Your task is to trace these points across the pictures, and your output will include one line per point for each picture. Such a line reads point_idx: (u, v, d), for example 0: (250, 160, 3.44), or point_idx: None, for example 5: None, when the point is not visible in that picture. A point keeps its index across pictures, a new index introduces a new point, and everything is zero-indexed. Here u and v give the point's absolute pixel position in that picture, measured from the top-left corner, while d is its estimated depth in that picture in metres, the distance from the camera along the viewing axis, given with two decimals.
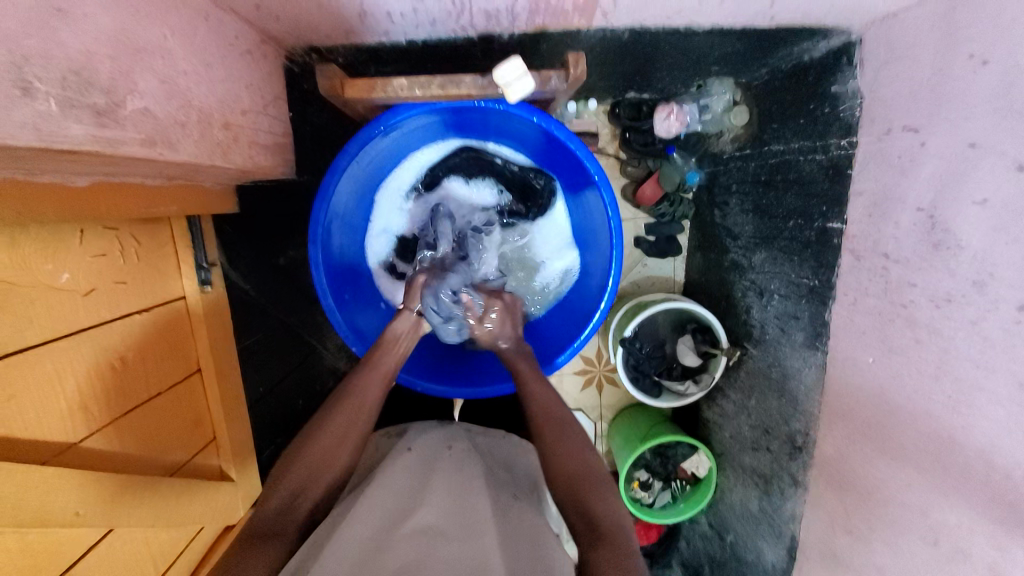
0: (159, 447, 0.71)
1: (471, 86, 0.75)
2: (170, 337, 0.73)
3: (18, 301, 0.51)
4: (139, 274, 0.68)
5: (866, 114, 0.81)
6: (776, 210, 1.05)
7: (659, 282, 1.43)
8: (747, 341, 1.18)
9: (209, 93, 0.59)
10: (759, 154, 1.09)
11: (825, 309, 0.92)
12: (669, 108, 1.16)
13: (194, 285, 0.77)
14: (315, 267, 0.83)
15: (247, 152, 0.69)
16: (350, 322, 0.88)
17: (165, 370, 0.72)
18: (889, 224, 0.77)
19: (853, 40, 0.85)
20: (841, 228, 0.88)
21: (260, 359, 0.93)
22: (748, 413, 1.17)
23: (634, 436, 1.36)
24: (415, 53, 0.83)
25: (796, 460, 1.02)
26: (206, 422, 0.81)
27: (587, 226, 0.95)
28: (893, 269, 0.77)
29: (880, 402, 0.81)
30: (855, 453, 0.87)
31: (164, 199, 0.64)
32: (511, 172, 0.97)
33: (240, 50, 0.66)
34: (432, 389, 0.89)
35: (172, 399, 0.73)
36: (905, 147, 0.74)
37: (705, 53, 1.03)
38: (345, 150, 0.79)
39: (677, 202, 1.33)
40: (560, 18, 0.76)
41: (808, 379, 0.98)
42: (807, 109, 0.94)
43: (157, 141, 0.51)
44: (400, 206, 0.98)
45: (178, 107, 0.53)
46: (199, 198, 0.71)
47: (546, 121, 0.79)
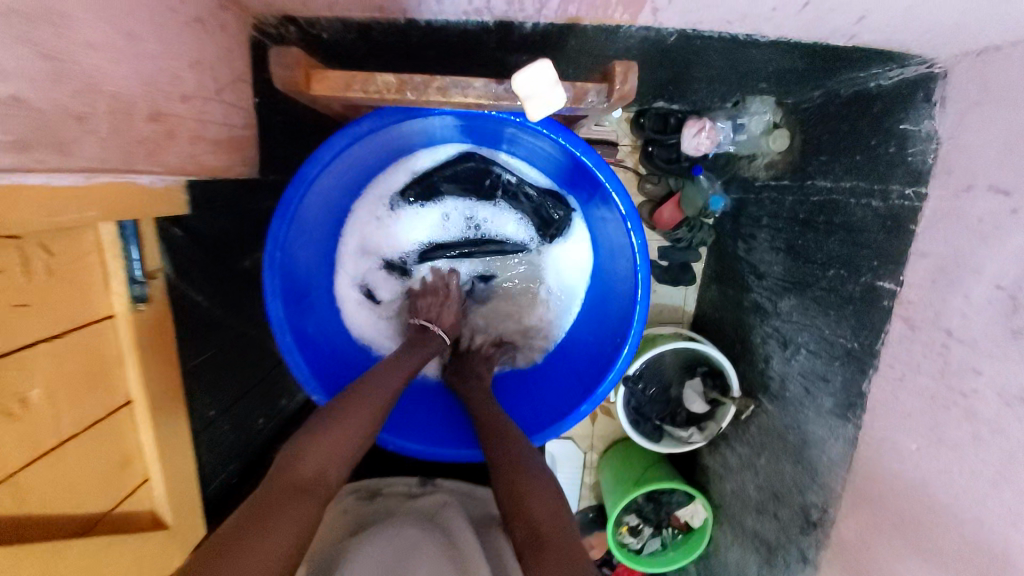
0: (67, 501, 0.58)
1: (481, 92, 0.61)
2: (92, 367, 0.60)
3: None
4: (52, 293, 0.53)
5: (943, 163, 0.69)
6: (814, 255, 0.93)
7: (667, 312, 1.32)
8: (763, 394, 1.07)
9: (121, 76, 0.49)
10: (800, 188, 0.97)
11: (862, 378, 0.82)
12: (700, 123, 1.03)
13: (127, 302, 0.62)
14: (270, 290, 0.71)
15: (185, 149, 0.61)
16: (312, 359, 0.77)
17: (84, 408, 0.59)
18: (957, 296, 0.66)
19: (935, 73, 0.71)
20: (894, 289, 0.76)
21: (212, 381, 0.79)
22: (755, 471, 1.07)
23: (625, 480, 1.26)
24: (416, 38, 0.68)
25: (808, 535, 0.92)
26: (136, 463, 0.68)
27: (607, 269, 0.83)
28: (956, 349, 0.66)
29: (922, 496, 0.71)
30: (881, 545, 0.77)
31: (84, 203, 0.50)
32: (525, 193, 0.85)
33: (179, 20, 0.56)
34: (404, 449, 0.79)
35: (90, 441, 0.61)
36: (988, 210, 0.62)
37: (757, 69, 0.90)
38: (315, 157, 0.68)
39: (696, 228, 1.20)
40: (600, 11, 0.63)
41: (832, 451, 0.87)
42: (866, 146, 0.82)
43: (32, 145, 0.42)
44: (390, 223, 0.86)
45: (69, 92, 0.44)
46: (138, 198, 0.57)
47: (573, 141, 0.67)
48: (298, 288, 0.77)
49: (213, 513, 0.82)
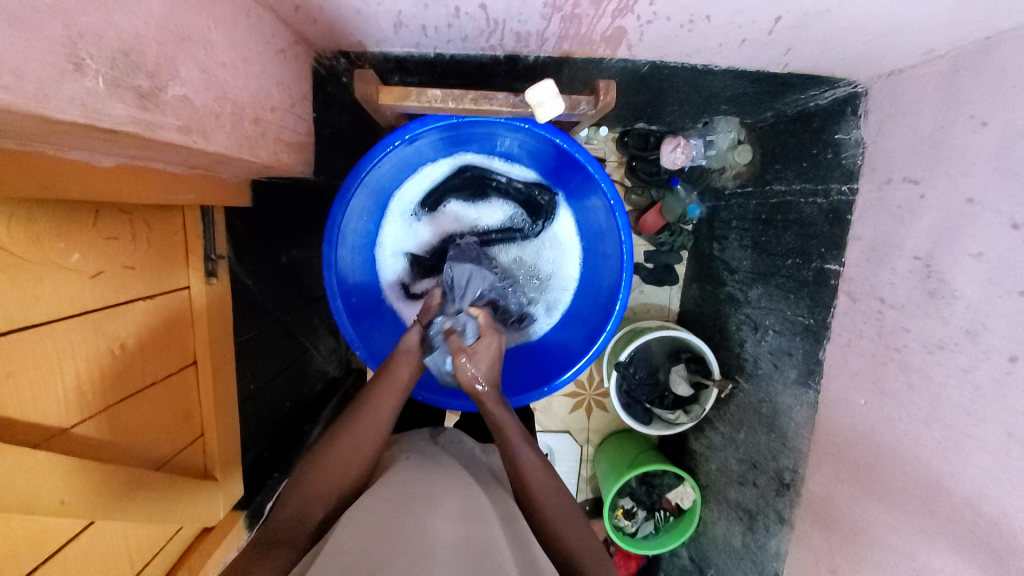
0: (147, 439, 0.69)
1: (503, 102, 0.78)
2: (169, 326, 0.71)
3: (27, 279, 0.50)
4: (148, 261, 0.66)
5: (868, 163, 0.85)
6: (775, 248, 1.08)
7: (654, 310, 1.45)
8: (739, 374, 1.19)
9: (244, 86, 0.60)
10: (761, 192, 1.13)
11: (819, 348, 0.95)
12: (676, 140, 1.20)
13: (200, 276, 0.75)
14: (328, 266, 0.82)
15: (272, 148, 0.69)
16: (357, 328, 0.88)
17: (161, 360, 0.70)
18: (886, 269, 0.80)
19: (859, 92, 0.89)
20: (839, 270, 0.91)
21: (257, 357, 0.91)
22: (736, 446, 1.18)
23: (621, 463, 1.35)
24: (441, 66, 0.84)
25: (783, 497, 1.03)
26: (196, 419, 0.78)
27: (594, 236, 0.97)
28: (888, 313, 0.80)
29: (869, 442, 0.83)
30: (841, 492, 0.88)
31: (184, 187, 0.64)
32: (515, 188, 0.99)
33: (275, 48, 0.67)
34: (431, 400, 0.90)
35: (164, 391, 0.71)
36: (904, 198, 0.78)
37: (717, 93, 1.07)
38: (370, 155, 0.80)
39: (678, 233, 1.36)
40: (586, 47, 0.79)
41: (798, 416, 1.00)
42: (810, 153, 0.98)
43: (193, 129, 0.51)
44: (407, 221, 0.99)
45: (214, 97, 0.54)
46: (216, 188, 0.71)
47: (569, 142, 0.82)
48: (344, 275, 0.88)
49: (252, 480, 0.91)
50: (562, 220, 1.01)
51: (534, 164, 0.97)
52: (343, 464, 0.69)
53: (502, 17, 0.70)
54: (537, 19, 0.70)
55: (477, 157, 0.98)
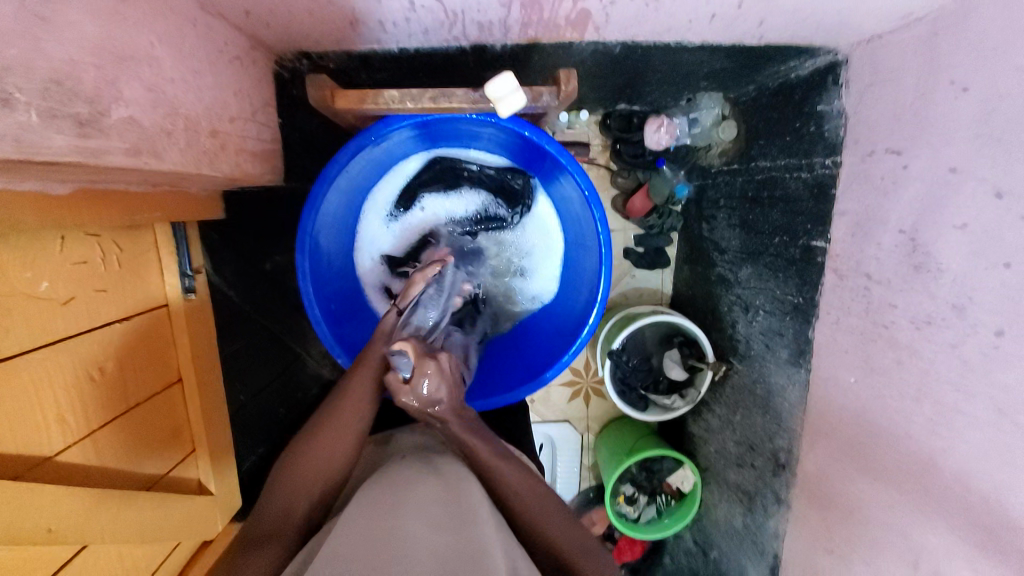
0: (136, 460, 0.69)
1: (462, 99, 0.75)
2: (152, 346, 0.72)
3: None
4: (121, 282, 0.66)
5: (851, 136, 0.83)
6: (763, 226, 1.06)
7: (646, 294, 1.44)
8: (734, 356, 1.19)
9: (198, 100, 0.59)
10: (746, 170, 1.11)
11: (808, 327, 0.94)
12: (659, 120, 1.18)
13: (177, 292, 0.75)
14: (302, 275, 0.82)
15: (234, 160, 0.69)
16: (338, 334, 0.88)
17: (145, 380, 0.71)
18: (871, 245, 0.79)
19: (840, 60, 0.86)
20: (826, 246, 0.89)
21: (245, 367, 0.91)
22: (733, 428, 1.19)
23: (621, 449, 1.36)
24: (407, 61, 0.82)
25: (780, 478, 1.03)
26: (185, 434, 0.79)
27: (571, 220, 0.96)
28: (875, 289, 0.79)
29: (861, 421, 0.83)
30: (836, 471, 0.88)
31: (148, 205, 0.63)
32: (488, 176, 0.98)
33: (229, 57, 0.66)
34: (419, 404, 0.90)
35: (151, 410, 0.72)
36: (887, 169, 0.76)
37: (694, 70, 1.04)
38: (335, 160, 0.79)
39: (666, 214, 1.33)
40: (553, 32, 0.77)
41: (792, 396, 0.99)
42: (793, 128, 0.96)
43: (141, 150, 0.51)
44: (383, 220, 0.99)
45: (163, 115, 0.53)
46: (185, 204, 0.70)
47: (538, 134, 0.80)
48: (323, 284, 0.87)
49: (248, 487, 0.92)
50: (538, 207, 1.01)
51: (503, 152, 0.96)
52: (326, 465, 0.70)
53: (461, 7, 0.68)
54: (497, 7, 0.68)
55: (447, 150, 0.97)
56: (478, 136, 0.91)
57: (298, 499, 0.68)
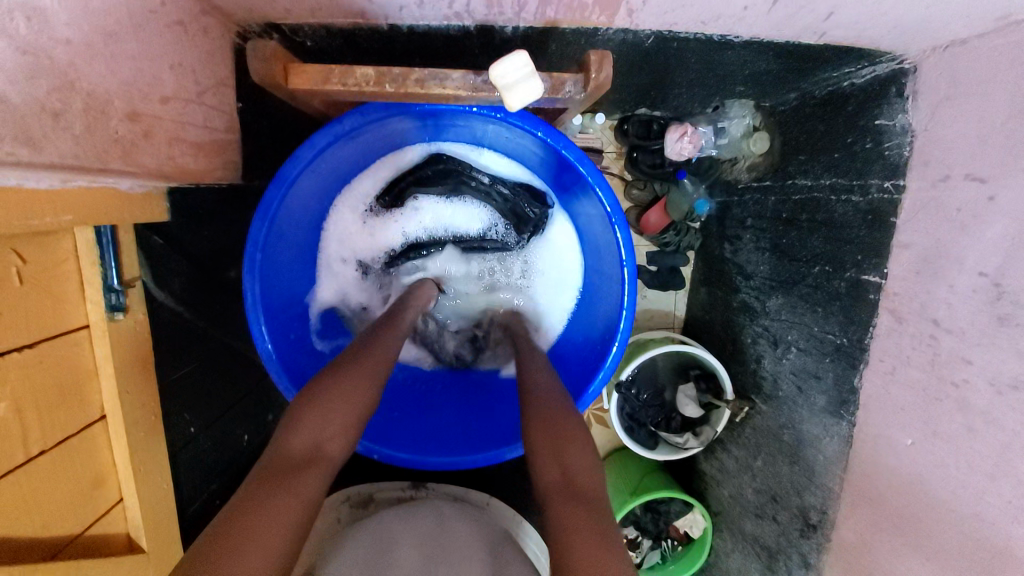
0: (38, 522, 0.56)
1: (459, 83, 0.62)
2: (63, 380, 0.58)
3: None
4: (22, 304, 0.52)
5: (918, 155, 0.70)
6: (799, 253, 0.94)
7: (657, 317, 1.32)
8: (756, 394, 1.06)
9: (110, 75, 0.49)
10: (781, 188, 0.98)
11: (853, 373, 0.81)
12: (683, 128, 1.05)
13: (101, 313, 0.61)
14: (249, 300, 0.69)
15: (163, 150, 0.59)
16: (288, 362, 0.75)
17: (55, 424, 0.57)
18: (942, 287, 0.67)
19: (906, 69, 0.73)
20: (879, 282, 0.76)
21: (196, 394, 0.77)
22: (752, 474, 1.06)
23: (624, 488, 1.23)
24: (400, 41, 0.69)
25: (808, 539, 0.90)
26: (109, 481, 0.65)
27: (592, 247, 0.83)
28: (945, 340, 0.66)
29: (919, 493, 0.70)
30: (880, 542, 0.76)
31: (60, 207, 0.49)
32: (498, 191, 0.85)
33: (164, 21, 0.54)
34: (392, 458, 0.76)
35: (61, 458, 0.58)
36: (966, 200, 0.63)
37: (735, 71, 0.91)
38: (295, 156, 0.66)
39: (684, 231, 1.21)
40: (576, 14, 0.64)
41: (828, 449, 0.86)
42: (843, 143, 0.83)
43: (8, 138, 0.40)
44: (359, 218, 0.85)
45: (51, 88, 0.43)
46: (115, 205, 0.56)
47: (552, 135, 0.68)
48: (276, 301, 0.75)
49: (196, 536, 0.79)
50: (554, 231, 0.88)
51: (521, 164, 0.83)
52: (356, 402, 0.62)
53: None
54: None
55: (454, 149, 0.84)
56: (490, 135, 0.79)
57: (322, 447, 0.57)
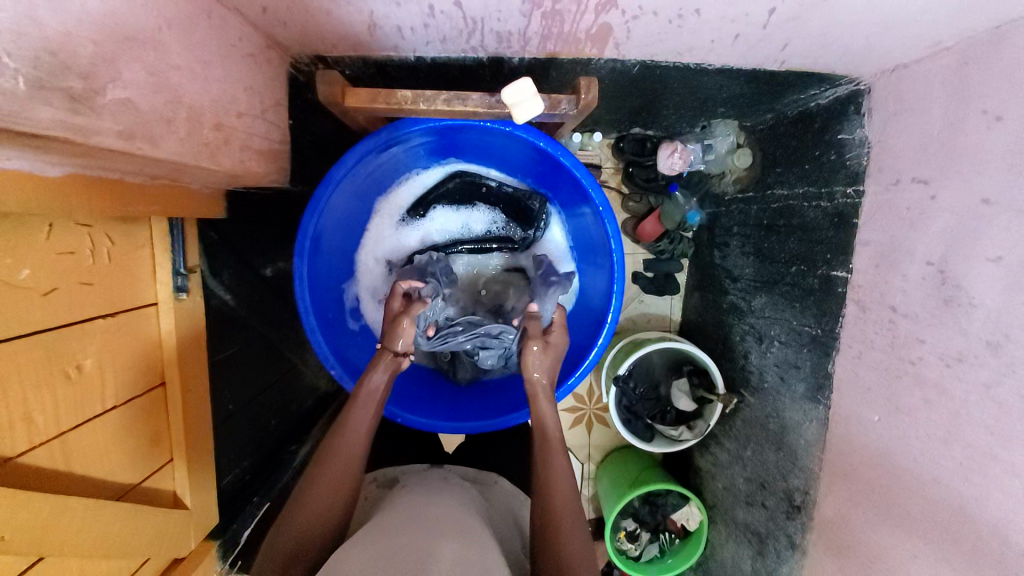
0: (108, 467, 0.65)
1: (478, 104, 0.73)
2: (134, 346, 0.68)
3: None
4: (109, 277, 0.63)
5: (874, 164, 0.80)
6: (778, 255, 1.03)
7: (654, 320, 1.40)
8: (745, 388, 1.14)
9: (204, 91, 0.59)
10: (762, 197, 1.09)
11: (828, 360, 0.89)
12: (673, 146, 1.16)
13: (168, 292, 0.72)
14: (299, 280, 0.79)
15: (237, 155, 0.69)
16: (330, 344, 0.84)
17: (125, 383, 0.67)
18: (897, 276, 0.75)
19: (863, 89, 0.84)
20: (847, 276, 0.85)
21: (236, 373, 0.86)
22: (742, 463, 1.12)
23: (623, 482, 1.29)
24: (423, 70, 0.82)
25: (794, 520, 0.96)
26: (164, 443, 0.74)
27: (587, 249, 0.94)
28: (901, 323, 0.74)
29: (887, 465, 0.77)
30: (856, 515, 0.82)
31: (145, 197, 0.61)
32: (505, 194, 0.96)
33: (241, 52, 0.66)
34: (413, 422, 0.86)
35: (128, 414, 0.68)
36: (914, 200, 0.73)
37: (713, 95, 1.03)
38: (342, 162, 0.78)
39: (678, 240, 1.31)
40: (573, 47, 0.76)
41: (808, 433, 0.94)
42: (812, 156, 0.93)
43: (135, 134, 0.50)
44: (393, 225, 0.96)
45: (164, 102, 0.53)
46: (184, 200, 0.68)
47: (552, 146, 0.79)
48: (320, 290, 0.85)
49: (230, 505, 0.87)
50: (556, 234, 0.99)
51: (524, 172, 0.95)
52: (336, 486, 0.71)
53: (481, 15, 0.67)
54: (517, 16, 0.67)
55: (468, 164, 0.96)
56: (500, 151, 0.90)
57: (307, 540, 0.68)
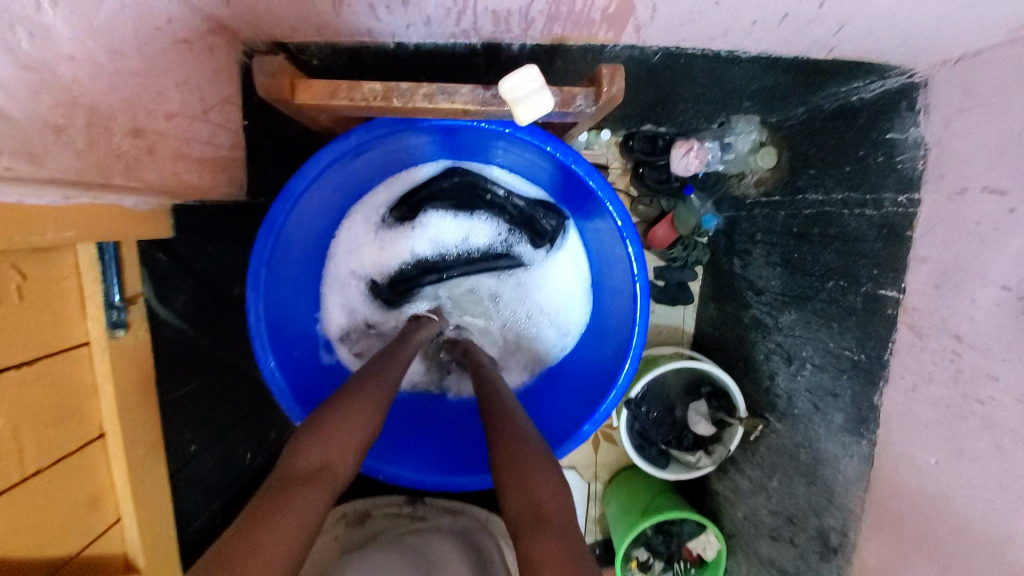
0: (33, 546, 0.54)
1: (468, 98, 0.62)
2: (62, 397, 0.57)
3: None
4: (24, 320, 0.52)
5: (933, 168, 0.69)
6: (812, 267, 0.92)
7: (667, 333, 1.29)
8: (771, 412, 1.03)
9: (111, 88, 0.48)
10: (791, 202, 0.97)
11: (872, 390, 0.79)
12: (689, 143, 1.04)
13: (102, 329, 0.60)
14: (253, 311, 0.68)
15: (166, 167, 0.59)
16: (293, 375, 0.74)
17: (52, 442, 0.56)
18: (962, 300, 0.65)
19: (916, 82, 0.72)
20: (897, 297, 0.74)
21: (197, 413, 0.75)
22: (767, 494, 1.02)
23: (632, 510, 1.19)
24: (407, 60, 0.70)
25: (829, 563, 0.87)
26: (106, 502, 0.64)
27: (603, 276, 0.84)
28: (968, 355, 0.64)
29: (950, 517, 0.66)
30: (908, 568, 0.72)
31: (58, 222, 0.49)
32: (514, 205, 0.85)
33: (175, 40, 0.54)
34: (397, 477, 0.78)
35: (57, 479, 0.57)
36: (986, 212, 0.62)
37: (741, 86, 0.91)
38: (302, 170, 0.66)
39: (691, 247, 1.19)
40: (583, 30, 0.64)
41: (848, 469, 0.83)
42: (854, 156, 0.82)
43: (7, 152, 0.40)
44: (376, 230, 0.85)
45: (49, 107, 0.42)
46: (115, 221, 0.57)
47: (561, 149, 0.68)
48: (280, 316, 0.74)
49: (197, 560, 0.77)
50: (568, 249, 0.88)
51: (539, 180, 0.84)
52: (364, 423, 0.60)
53: None
54: None
55: (472, 164, 0.84)
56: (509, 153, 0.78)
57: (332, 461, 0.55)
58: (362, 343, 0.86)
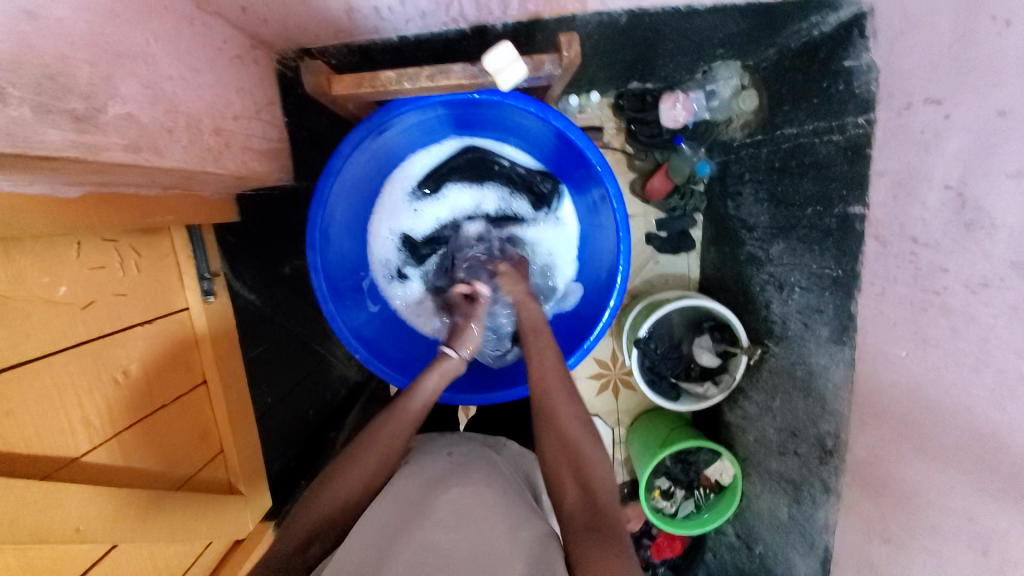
0: (165, 460, 0.71)
1: (461, 75, 0.75)
2: (173, 349, 0.74)
3: (32, 321, 0.53)
4: (140, 288, 0.68)
5: (884, 90, 0.76)
6: (793, 198, 1.00)
7: (673, 279, 1.38)
8: (769, 337, 1.13)
9: (198, 98, 0.62)
10: (771, 139, 1.05)
11: (850, 300, 0.87)
12: (674, 96, 1.14)
13: (197, 295, 0.77)
14: (314, 271, 0.83)
15: (239, 157, 0.72)
16: (350, 324, 0.88)
17: (169, 382, 0.73)
18: (916, 205, 0.72)
19: (864, 12, 0.79)
20: (864, 212, 0.82)
21: (270, 370, 0.92)
22: (773, 414, 1.12)
23: (654, 441, 1.30)
24: (408, 50, 0.82)
25: (827, 465, 0.96)
26: (213, 435, 0.81)
27: (593, 224, 0.95)
28: (922, 253, 0.72)
29: (916, 398, 0.75)
30: (889, 453, 0.81)
31: (160, 209, 0.65)
32: (517, 174, 0.97)
33: (229, 55, 0.69)
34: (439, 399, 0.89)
35: (176, 411, 0.74)
36: (926, 122, 0.69)
37: (708, 36, 1.00)
38: (339, 151, 0.80)
39: (689, 195, 1.28)
40: (554, 3, 0.75)
41: (836, 376, 0.92)
42: (819, 89, 0.89)
43: (141, 147, 0.53)
44: (405, 200, 0.99)
45: (162, 112, 0.56)
46: (198, 208, 0.73)
47: (544, 111, 0.78)
48: (334, 272, 0.88)
49: (279, 491, 0.93)
50: (565, 210, 1.00)
51: (539, 153, 0.96)
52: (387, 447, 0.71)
53: None
54: None
55: (482, 141, 0.97)
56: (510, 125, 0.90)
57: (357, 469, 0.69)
58: (395, 298, 1.00)
